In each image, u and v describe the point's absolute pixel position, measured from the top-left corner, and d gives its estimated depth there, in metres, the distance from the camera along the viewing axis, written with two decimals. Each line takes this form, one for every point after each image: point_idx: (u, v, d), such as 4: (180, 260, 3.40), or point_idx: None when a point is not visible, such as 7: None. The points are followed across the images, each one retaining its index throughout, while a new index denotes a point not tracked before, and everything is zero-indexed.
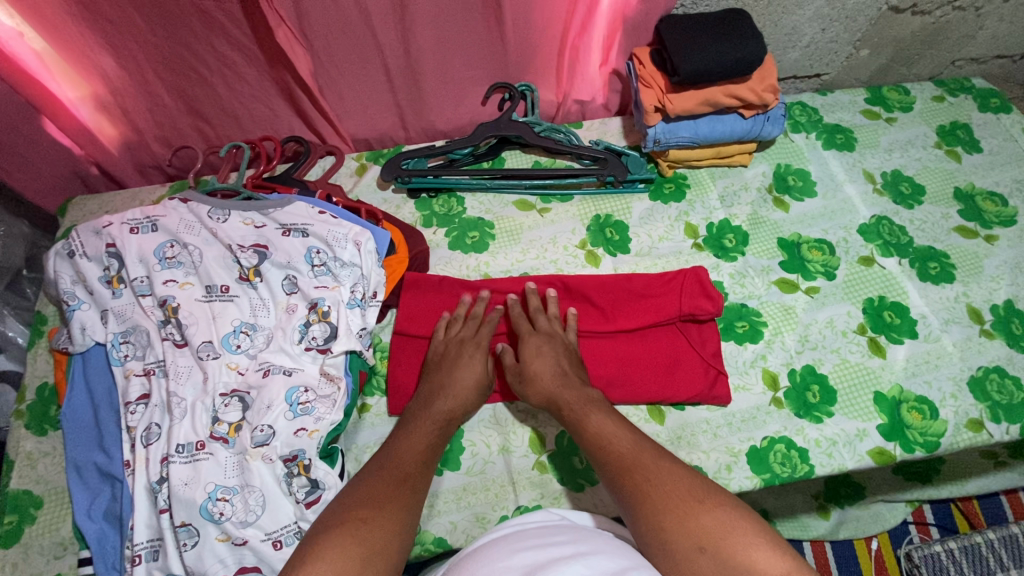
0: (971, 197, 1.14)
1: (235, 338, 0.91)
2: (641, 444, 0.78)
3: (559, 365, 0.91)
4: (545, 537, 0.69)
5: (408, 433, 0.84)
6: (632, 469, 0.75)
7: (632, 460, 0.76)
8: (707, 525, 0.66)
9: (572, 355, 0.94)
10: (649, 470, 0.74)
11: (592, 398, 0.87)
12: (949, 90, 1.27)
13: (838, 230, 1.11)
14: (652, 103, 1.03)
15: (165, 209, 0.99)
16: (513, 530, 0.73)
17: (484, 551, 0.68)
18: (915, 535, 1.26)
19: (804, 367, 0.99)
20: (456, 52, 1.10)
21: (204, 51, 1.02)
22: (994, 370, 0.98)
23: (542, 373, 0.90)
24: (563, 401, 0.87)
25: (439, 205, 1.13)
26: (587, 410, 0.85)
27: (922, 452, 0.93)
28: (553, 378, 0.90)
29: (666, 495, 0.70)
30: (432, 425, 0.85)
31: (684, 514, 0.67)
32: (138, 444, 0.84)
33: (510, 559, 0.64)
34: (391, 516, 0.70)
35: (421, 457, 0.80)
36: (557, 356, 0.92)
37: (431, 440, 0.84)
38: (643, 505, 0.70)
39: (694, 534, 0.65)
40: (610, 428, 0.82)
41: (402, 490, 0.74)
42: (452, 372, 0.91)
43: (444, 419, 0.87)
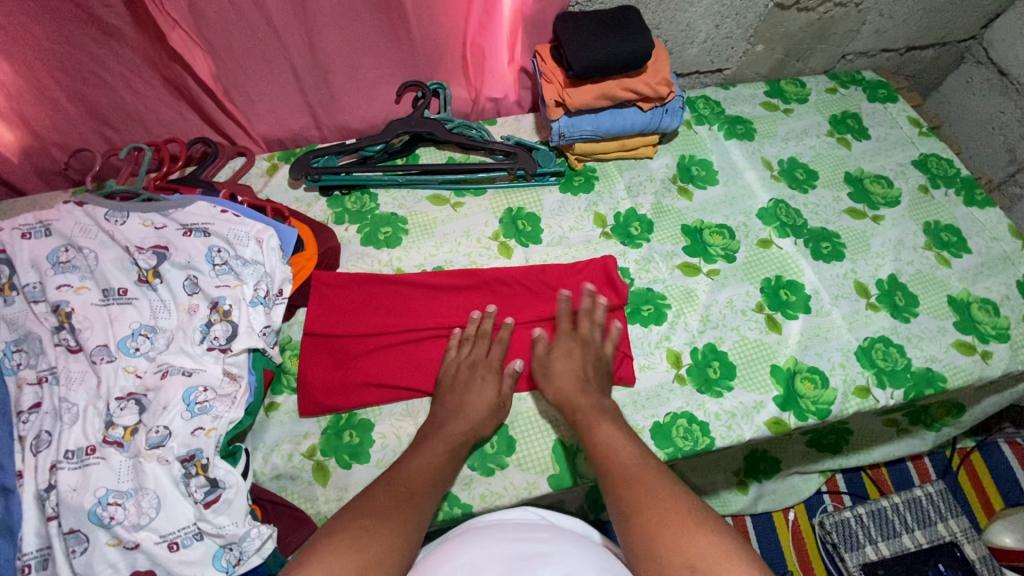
0: (860, 180, 1.22)
1: (133, 340, 0.90)
2: (646, 461, 0.78)
3: (582, 370, 0.93)
4: (526, 531, 0.75)
5: (423, 447, 0.84)
6: (632, 483, 0.74)
7: (634, 474, 0.76)
8: (701, 547, 0.64)
9: (601, 368, 0.95)
10: (652, 486, 0.73)
11: (605, 408, 0.88)
12: (841, 83, 1.36)
13: (737, 216, 1.15)
14: (553, 97, 1.06)
15: (59, 213, 0.96)
16: (495, 522, 0.78)
17: (472, 537, 0.74)
18: (829, 504, 1.33)
19: (706, 345, 1.02)
20: (364, 51, 1.11)
21: (102, 54, 1.00)
22: (879, 339, 1.04)
23: (568, 378, 0.92)
24: (577, 405, 0.89)
25: (351, 202, 1.13)
26: (599, 422, 0.86)
27: (815, 419, 0.97)
28: (573, 381, 0.91)
29: (667, 513, 0.69)
30: (445, 447, 0.85)
31: (678, 533, 0.66)
32: (27, 453, 0.82)
33: (494, 547, 0.70)
34: (388, 531, 0.69)
35: (429, 476, 0.80)
36: (585, 366, 0.94)
37: (438, 460, 0.83)
38: (637, 519, 0.70)
39: (686, 555, 0.64)
40: (620, 443, 0.82)
41: (407, 508, 0.73)
42: (473, 397, 0.90)
43: (458, 439, 0.86)
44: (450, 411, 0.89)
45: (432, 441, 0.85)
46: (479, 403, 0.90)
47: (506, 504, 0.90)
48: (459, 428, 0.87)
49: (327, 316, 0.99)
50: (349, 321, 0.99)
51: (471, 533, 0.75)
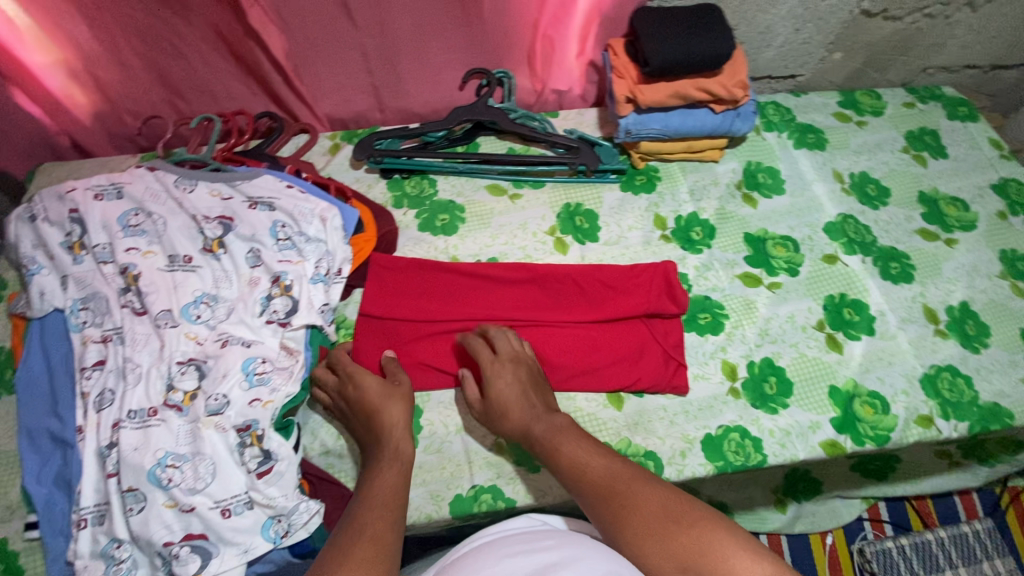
0: (935, 201, 1.17)
1: (196, 308, 0.91)
2: (614, 467, 0.76)
3: (523, 393, 0.88)
4: (530, 542, 0.69)
5: (373, 474, 0.77)
6: (610, 497, 0.72)
7: (609, 486, 0.73)
8: (687, 544, 0.64)
9: (538, 380, 0.91)
10: (627, 494, 0.71)
11: (560, 426, 0.83)
12: (919, 97, 1.30)
13: (803, 228, 1.12)
14: (623, 93, 1.04)
15: (131, 177, 0.99)
16: (497, 535, 0.73)
17: (474, 555, 0.68)
18: (869, 531, 1.29)
19: (763, 359, 0.99)
20: (433, 36, 1.10)
21: (179, 26, 1.01)
22: (946, 368, 1.00)
23: (512, 406, 0.87)
24: (534, 436, 0.84)
25: (411, 186, 1.13)
26: (558, 443, 0.81)
27: (873, 445, 0.94)
28: (520, 410, 0.86)
29: (647, 519, 0.68)
30: (394, 467, 0.78)
31: (664, 538, 0.65)
32: (90, 409, 0.84)
33: (498, 566, 0.64)
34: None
35: (385, 503, 0.72)
36: (523, 387, 0.88)
37: (394, 487, 0.75)
38: (623, 534, 0.68)
39: (677, 557, 0.64)
40: (585, 458, 0.78)
41: (364, 546, 0.64)
42: (374, 412, 0.84)
43: (393, 452, 0.80)
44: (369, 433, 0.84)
45: (382, 465, 0.78)
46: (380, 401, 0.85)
47: (549, 502, 0.89)
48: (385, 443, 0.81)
49: (385, 298, 1.00)
50: (403, 307, 0.99)
51: (471, 552, 0.69)
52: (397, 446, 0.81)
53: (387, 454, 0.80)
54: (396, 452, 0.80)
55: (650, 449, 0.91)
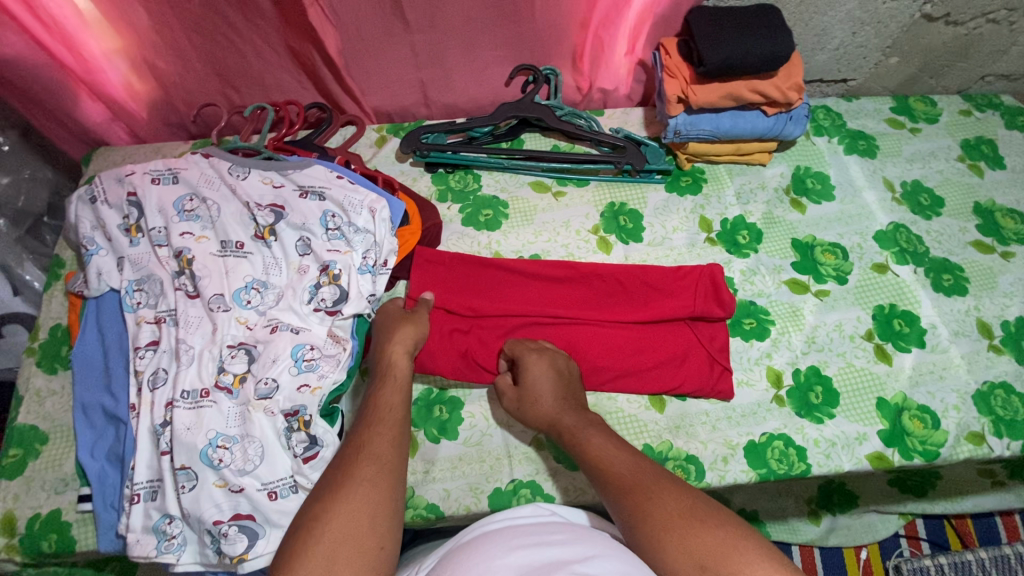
0: (991, 212, 1.13)
1: (246, 293, 0.93)
2: (641, 465, 0.74)
3: (557, 387, 0.88)
4: (541, 534, 0.66)
5: (374, 393, 0.81)
6: (632, 489, 0.70)
7: (633, 481, 0.71)
8: (708, 544, 0.61)
9: (571, 377, 0.91)
10: (650, 491, 0.69)
11: (591, 421, 0.83)
12: (976, 105, 1.26)
13: (853, 236, 1.09)
14: (675, 93, 1.02)
15: (187, 162, 1.01)
16: (506, 524, 0.70)
17: (483, 545, 0.65)
18: (906, 548, 1.26)
19: (809, 367, 0.97)
20: (483, 32, 1.10)
21: (236, 19, 1.02)
22: (1000, 386, 0.97)
23: (543, 395, 0.87)
24: (563, 426, 0.84)
25: (455, 180, 1.14)
26: (586, 433, 0.80)
27: (921, 460, 0.91)
28: (553, 402, 0.86)
29: (670, 514, 0.65)
30: (394, 387, 0.82)
31: (685, 532, 0.63)
32: (144, 388, 0.86)
33: (506, 557, 0.62)
34: (379, 497, 0.67)
35: (386, 422, 0.76)
36: (559, 381, 0.89)
37: (392, 404, 0.79)
38: (640, 527, 0.66)
39: (695, 554, 0.61)
40: (611, 452, 0.77)
41: (364, 462, 0.70)
42: (382, 336, 0.89)
43: (393, 372, 0.84)
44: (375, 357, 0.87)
45: (383, 386, 0.82)
46: (386, 327, 0.91)
47: (588, 501, 0.89)
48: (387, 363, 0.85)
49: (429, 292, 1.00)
50: (446, 301, 0.99)
51: (478, 542, 0.66)
52: (394, 366, 0.84)
53: (387, 375, 0.84)
54: (396, 375, 0.84)
55: (691, 453, 0.90)
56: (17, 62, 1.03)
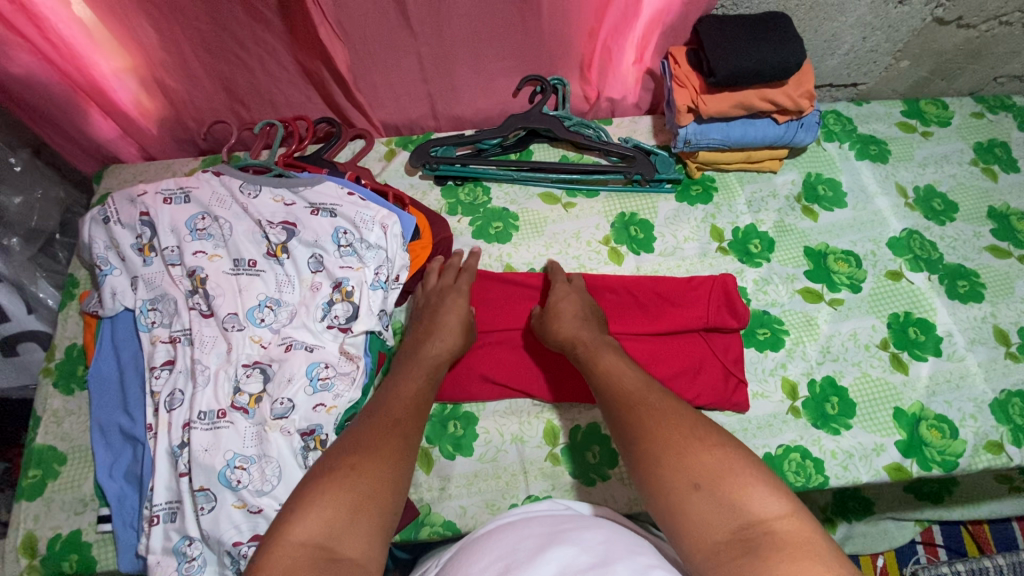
0: (1006, 216, 1.12)
1: (260, 311, 0.93)
2: (650, 384, 0.75)
3: (582, 311, 0.91)
4: (552, 523, 0.66)
5: (402, 373, 0.82)
6: (633, 406, 0.71)
7: (637, 398, 0.72)
8: (705, 462, 0.61)
9: (598, 313, 0.94)
10: (653, 408, 0.69)
11: (608, 343, 0.85)
12: (989, 107, 1.25)
13: (866, 243, 1.08)
14: (685, 102, 1.02)
15: (198, 181, 1.01)
16: (521, 516, 0.71)
17: (496, 534, 0.66)
18: (922, 555, 1.25)
19: (825, 378, 0.97)
20: (491, 44, 1.09)
21: (245, 36, 1.02)
22: (1017, 394, 0.96)
23: (564, 312, 0.91)
24: (580, 339, 0.86)
25: (465, 193, 1.14)
26: (600, 351, 0.83)
27: (939, 470, 0.91)
28: (574, 320, 0.89)
29: (668, 431, 0.65)
30: (423, 371, 0.83)
31: (682, 451, 0.63)
32: (161, 409, 0.86)
33: (517, 543, 0.62)
34: (406, 465, 0.66)
35: (413, 406, 0.75)
36: (583, 307, 0.92)
37: (418, 386, 0.79)
38: (640, 442, 0.66)
39: (690, 471, 0.61)
40: (622, 373, 0.78)
41: (388, 436, 0.68)
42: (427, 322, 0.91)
43: (433, 367, 0.84)
44: (419, 337, 0.89)
45: (410, 368, 0.83)
46: (453, 325, 0.90)
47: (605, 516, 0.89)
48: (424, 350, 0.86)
49: None
50: None
51: (491, 532, 0.67)
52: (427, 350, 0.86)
53: (421, 360, 0.84)
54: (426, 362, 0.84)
55: None
56: (28, 81, 1.04)
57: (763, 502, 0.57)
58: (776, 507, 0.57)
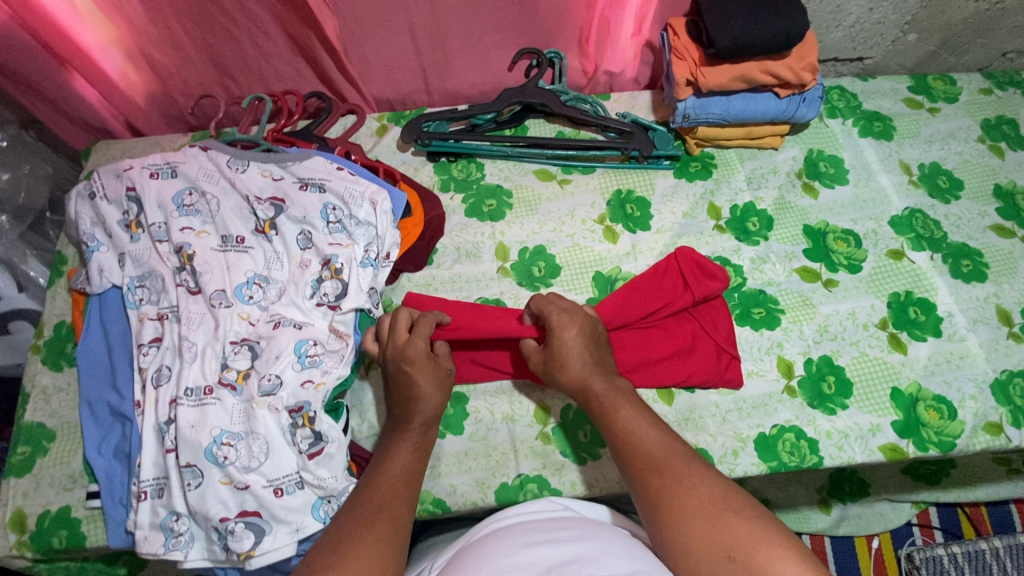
0: (1012, 195, 1.09)
1: (248, 288, 0.92)
2: (672, 446, 0.74)
3: (587, 349, 0.84)
4: (551, 531, 0.65)
5: (390, 446, 0.79)
6: (660, 471, 0.71)
7: (663, 461, 0.72)
8: (738, 535, 0.63)
9: (599, 335, 0.87)
10: (681, 474, 0.70)
11: (622, 390, 0.82)
12: (998, 83, 1.22)
13: (867, 221, 1.06)
14: (684, 75, 0.99)
15: (186, 156, 0.99)
16: (517, 521, 0.69)
17: (492, 542, 0.65)
18: (918, 537, 1.24)
19: (821, 357, 0.95)
20: (485, 15, 1.06)
21: (232, 7, 0.99)
22: (1019, 374, 0.94)
23: (573, 358, 0.83)
24: (593, 392, 0.82)
25: (458, 170, 1.11)
26: (616, 404, 0.80)
27: (936, 452, 0.89)
28: (584, 366, 0.83)
29: (702, 502, 0.66)
30: (410, 442, 0.79)
31: (715, 522, 0.64)
32: (148, 385, 0.86)
33: (517, 555, 0.60)
34: (390, 554, 0.67)
35: (402, 482, 0.75)
36: (587, 342, 0.85)
37: (407, 460, 0.77)
38: (667, 510, 0.67)
39: (722, 543, 0.62)
40: (641, 427, 0.77)
41: (379, 523, 0.69)
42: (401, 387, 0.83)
43: (422, 432, 0.81)
44: (399, 405, 0.83)
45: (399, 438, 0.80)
46: (428, 387, 0.83)
47: (596, 495, 0.89)
48: (413, 420, 0.81)
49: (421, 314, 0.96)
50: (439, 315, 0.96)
51: (489, 537, 0.66)
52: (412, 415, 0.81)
53: (410, 431, 0.80)
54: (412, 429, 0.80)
55: (700, 446, 0.89)
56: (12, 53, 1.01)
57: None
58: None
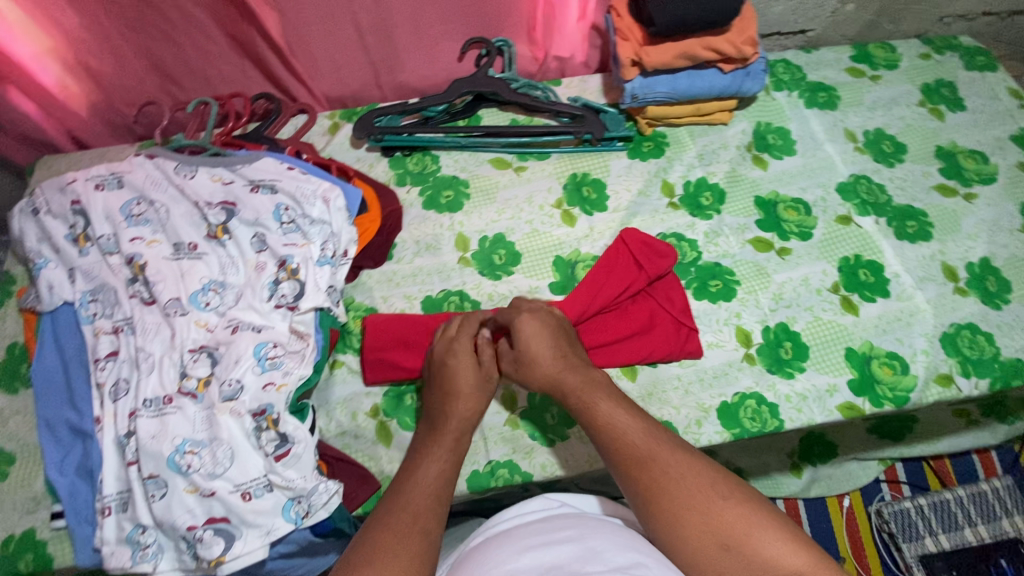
0: (953, 155, 1.13)
1: (204, 295, 0.90)
2: (654, 432, 0.72)
3: (557, 344, 0.86)
4: (549, 533, 0.66)
5: (421, 455, 0.77)
6: (645, 464, 0.68)
7: (646, 453, 0.69)
8: (730, 523, 0.61)
9: (568, 333, 0.89)
10: (666, 463, 0.67)
11: (597, 381, 0.81)
12: (936, 48, 1.25)
13: (816, 189, 1.09)
14: (629, 56, 1.00)
15: (130, 165, 0.98)
16: (516, 524, 0.70)
17: (492, 550, 0.65)
18: (887, 492, 1.28)
19: (778, 324, 0.98)
20: (430, 6, 1.06)
21: (170, 10, 0.98)
22: (966, 326, 0.98)
23: (542, 355, 0.84)
24: (568, 387, 0.81)
25: (413, 163, 1.11)
26: (595, 398, 0.78)
27: (891, 407, 0.92)
28: (554, 362, 0.84)
29: (691, 492, 0.64)
30: (447, 446, 0.78)
31: (706, 511, 0.63)
32: (107, 399, 0.85)
33: (516, 562, 0.61)
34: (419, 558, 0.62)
35: (436, 488, 0.72)
36: (555, 336, 0.86)
37: (442, 466, 0.75)
38: (658, 503, 0.65)
39: (717, 532, 0.61)
40: (622, 418, 0.74)
41: (411, 532, 0.64)
42: (447, 388, 0.84)
43: (455, 441, 0.79)
44: (441, 404, 0.83)
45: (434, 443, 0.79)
46: (467, 389, 0.83)
47: (566, 475, 0.90)
48: (451, 423, 0.80)
49: (385, 326, 0.95)
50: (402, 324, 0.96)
51: (490, 546, 0.66)
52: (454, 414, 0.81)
53: (449, 434, 0.79)
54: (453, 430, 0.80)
55: (665, 419, 0.91)
56: None
57: (789, 561, 0.58)
58: (800, 563, 0.58)
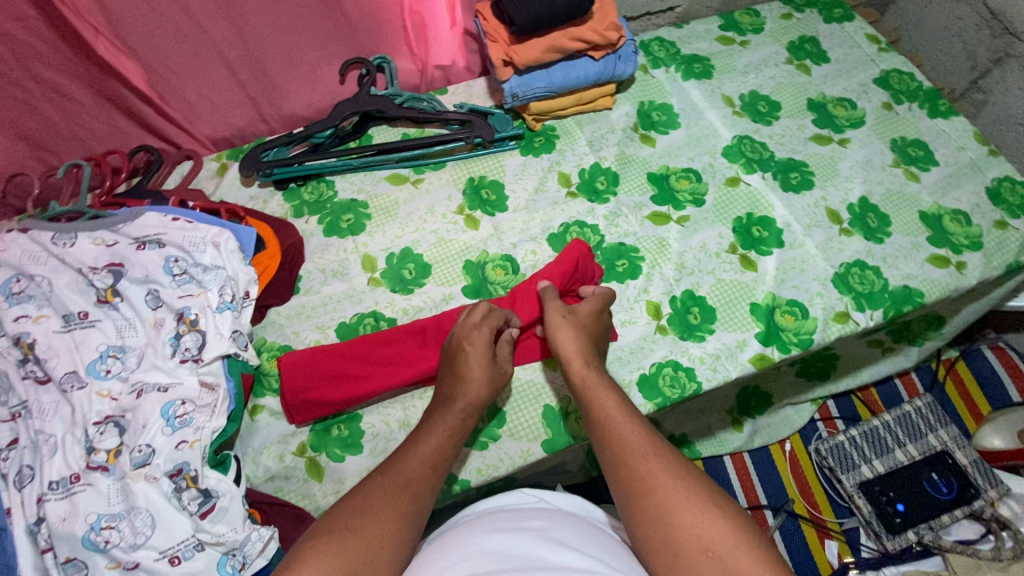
0: (823, 105, 1.20)
1: (103, 363, 0.87)
2: (652, 433, 0.75)
3: (593, 336, 0.89)
4: (519, 520, 0.70)
5: (426, 430, 0.79)
6: (644, 457, 0.71)
7: (647, 447, 0.72)
8: (715, 532, 0.64)
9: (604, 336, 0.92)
10: (667, 462, 0.71)
11: (609, 381, 0.84)
12: (796, 6, 1.32)
13: (702, 157, 1.14)
14: (500, 57, 1.03)
15: (4, 243, 0.93)
16: (488, 513, 0.74)
17: (459, 533, 0.69)
18: (823, 430, 1.36)
19: (684, 292, 1.01)
20: (297, 35, 1.06)
21: (22, 77, 0.95)
22: (855, 264, 1.04)
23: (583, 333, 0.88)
24: (585, 374, 0.84)
25: (308, 193, 1.10)
26: (601, 392, 0.81)
27: (798, 350, 0.98)
28: (585, 343, 0.87)
29: (686, 495, 0.67)
30: (450, 428, 0.79)
31: (695, 517, 0.65)
32: (10, 489, 0.79)
33: (483, 543, 0.65)
34: (405, 525, 0.67)
35: (432, 464, 0.74)
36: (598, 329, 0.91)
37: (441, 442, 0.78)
38: (651, 497, 0.68)
39: (701, 537, 0.64)
40: (630, 412, 0.78)
41: (396, 507, 0.68)
42: (457, 366, 0.86)
43: (461, 420, 0.81)
44: (450, 384, 0.85)
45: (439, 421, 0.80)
46: (478, 373, 0.85)
47: (503, 474, 0.91)
48: (456, 403, 0.82)
49: (305, 364, 0.93)
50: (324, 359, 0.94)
51: (459, 529, 0.70)
52: (469, 391, 0.83)
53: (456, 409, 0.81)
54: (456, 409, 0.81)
55: None
56: None
57: None
58: None
